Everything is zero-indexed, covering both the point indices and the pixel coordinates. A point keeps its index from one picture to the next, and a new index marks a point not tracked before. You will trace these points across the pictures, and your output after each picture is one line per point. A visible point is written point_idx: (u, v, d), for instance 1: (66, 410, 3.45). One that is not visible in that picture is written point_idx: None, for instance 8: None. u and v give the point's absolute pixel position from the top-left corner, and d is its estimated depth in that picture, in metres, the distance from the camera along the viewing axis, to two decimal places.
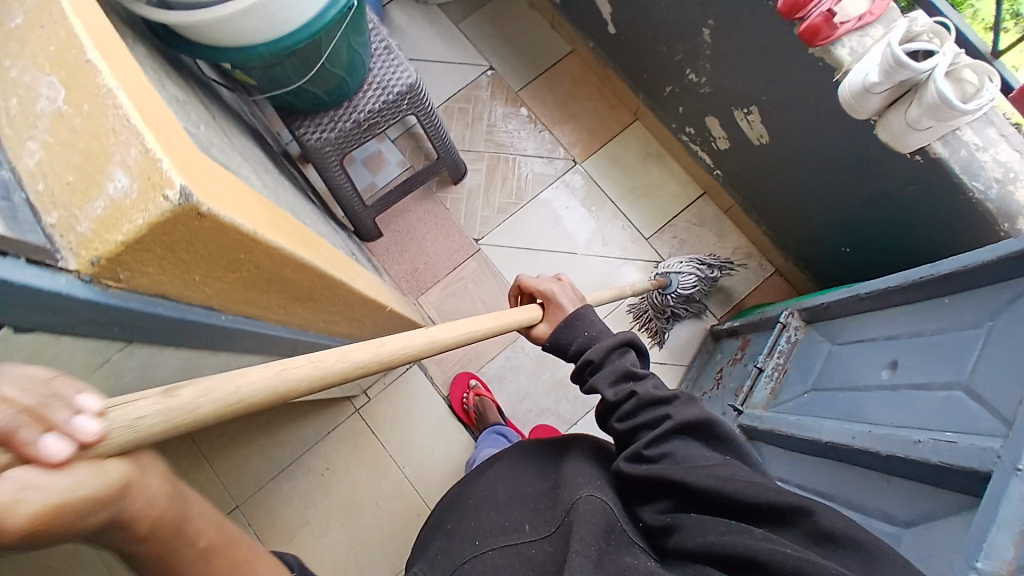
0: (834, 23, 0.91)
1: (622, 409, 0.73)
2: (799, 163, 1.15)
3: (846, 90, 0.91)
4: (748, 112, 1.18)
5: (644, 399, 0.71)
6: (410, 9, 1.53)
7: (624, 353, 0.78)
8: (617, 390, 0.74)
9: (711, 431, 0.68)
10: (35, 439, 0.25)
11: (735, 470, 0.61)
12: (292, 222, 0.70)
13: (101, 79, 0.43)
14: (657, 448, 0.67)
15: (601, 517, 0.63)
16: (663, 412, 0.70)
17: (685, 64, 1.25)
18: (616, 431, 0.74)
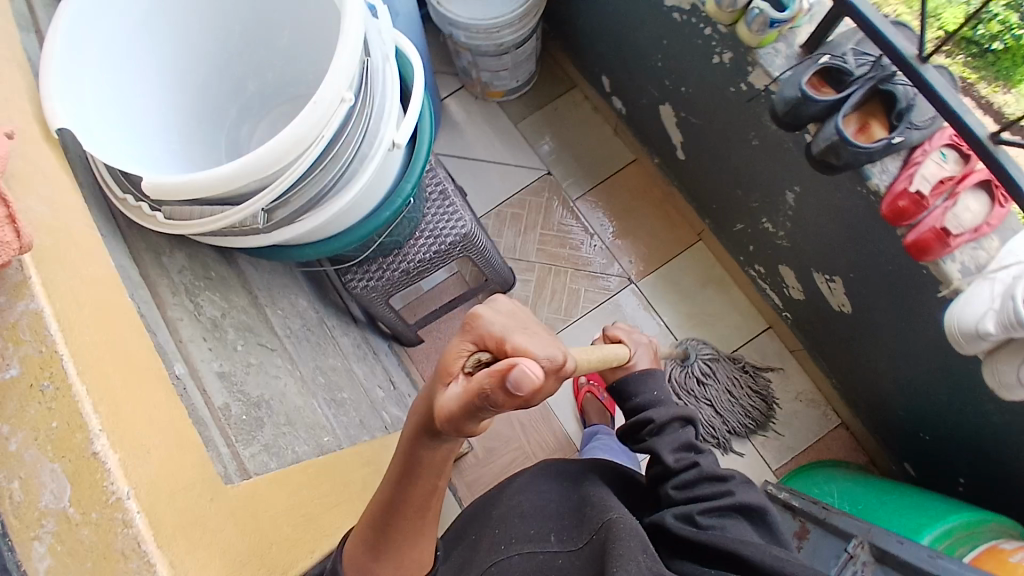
0: (950, 243, 0.81)
1: (680, 479, 0.78)
2: (881, 340, 1.05)
3: (953, 322, 0.83)
4: (829, 279, 1.09)
5: (704, 473, 0.78)
6: (470, 106, 1.53)
7: (685, 427, 0.84)
8: (678, 457, 0.80)
9: (757, 524, 0.75)
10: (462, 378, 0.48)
11: (789, 556, 0.67)
12: (311, 477, 0.65)
13: (111, 485, 0.42)
14: (710, 517, 0.73)
15: (634, 534, 0.66)
16: (725, 488, 0.77)
17: (760, 212, 1.16)
18: (665, 496, 0.79)
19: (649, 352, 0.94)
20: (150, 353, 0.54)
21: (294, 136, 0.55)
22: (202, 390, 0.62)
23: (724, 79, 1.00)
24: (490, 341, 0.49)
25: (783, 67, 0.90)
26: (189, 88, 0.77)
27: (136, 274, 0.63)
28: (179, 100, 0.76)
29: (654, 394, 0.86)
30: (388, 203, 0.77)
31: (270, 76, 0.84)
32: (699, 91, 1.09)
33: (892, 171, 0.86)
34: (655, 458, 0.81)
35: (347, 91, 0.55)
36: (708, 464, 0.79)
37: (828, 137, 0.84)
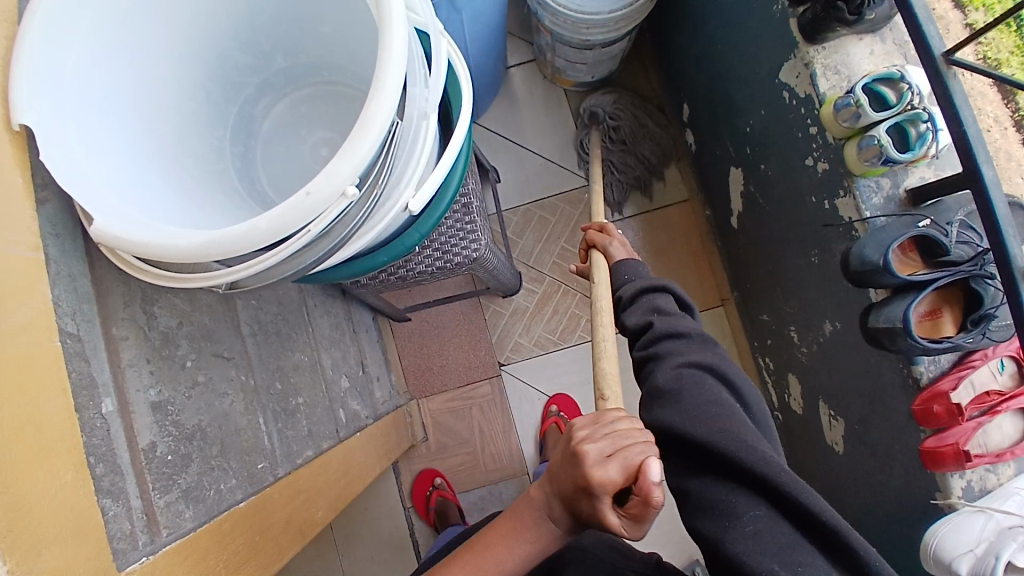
0: (965, 466, 0.74)
1: (640, 338, 0.73)
2: (859, 495, 1.00)
3: (930, 541, 0.79)
4: (833, 417, 1.02)
5: (660, 331, 0.71)
6: (534, 83, 1.37)
7: (658, 294, 0.76)
8: (641, 319, 0.74)
9: (716, 378, 0.68)
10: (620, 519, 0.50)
11: (731, 420, 0.62)
12: (218, 539, 0.62)
13: None
14: (662, 382, 0.67)
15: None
16: (674, 348, 0.70)
17: (791, 320, 1.07)
18: (631, 358, 0.74)
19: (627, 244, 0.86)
20: (66, 413, 0.49)
21: (274, 225, 0.45)
22: (130, 429, 0.57)
23: (810, 187, 0.87)
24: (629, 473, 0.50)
25: (878, 209, 0.78)
26: (201, 65, 0.68)
27: (87, 284, 0.56)
28: (184, 75, 0.66)
29: (626, 274, 0.80)
30: (388, 248, 0.67)
31: (302, 56, 0.75)
32: (777, 180, 0.96)
33: (943, 365, 0.78)
34: (624, 329, 0.76)
35: (352, 187, 0.45)
36: (669, 323, 0.72)
37: (890, 319, 0.74)
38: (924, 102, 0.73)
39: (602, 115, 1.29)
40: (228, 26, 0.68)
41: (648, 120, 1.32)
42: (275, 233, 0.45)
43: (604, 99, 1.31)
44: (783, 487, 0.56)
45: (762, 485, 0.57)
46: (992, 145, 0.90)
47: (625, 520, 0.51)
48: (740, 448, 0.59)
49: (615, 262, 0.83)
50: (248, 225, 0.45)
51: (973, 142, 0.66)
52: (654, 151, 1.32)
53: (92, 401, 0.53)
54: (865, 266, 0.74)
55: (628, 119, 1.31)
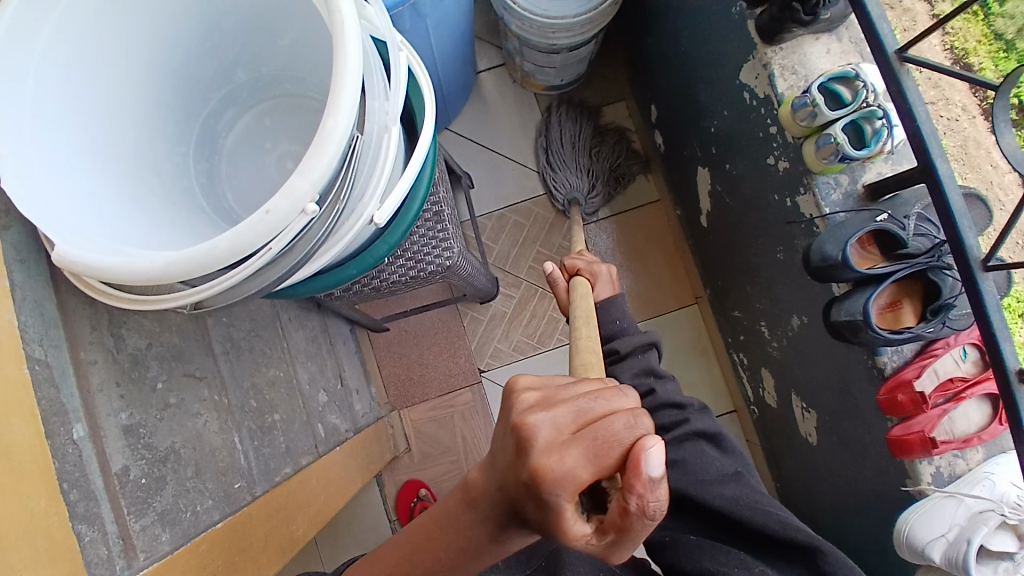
0: (932, 452, 0.76)
1: (637, 405, 0.77)
2: (834, 483, 1.02)
3: (903, 528, 0.81)
4: (805, 408, 1.04)
5: (662, 401, 0.76)
6: (504, 90, 1.38)
7: (648, 351, 0.81)
8: (637, 383, 0.78)
9: (718, 448, 0.75)
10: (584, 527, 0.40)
11: (742, 488, 0.69)
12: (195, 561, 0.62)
13: None
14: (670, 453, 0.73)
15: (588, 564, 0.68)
16: (681, 417, 0.75)
17: (762, 315, 1.09)
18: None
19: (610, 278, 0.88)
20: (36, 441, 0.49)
21: (235, 245, 0.45)
22: (101, 452, 0.56)
23: (774, 184, 0.89)
24: (603, 465, 0.38)
25: (837, 205, 0.80)
26: (162, 85, 0.67)
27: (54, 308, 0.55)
28: (145, 94, 0.66)
29: (617, 322, 0.83)
30: (356, 261, 0.67)
31: (264, 69, 0.75)
32: (742, 178, 0.98)
33: (906, 354, 0.80)
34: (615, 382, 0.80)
35: (312, 204, 0.46)
36: (666, 389, 0.78)
37: (852, 312, 0.76)
38: (878, 99, 0.75)
39: (582, 194, 1.29)
40: (188, 44, 0.68)
41: (558, 134, 1.30)
42: (237, 253, 0.45)
43: (556, 187, 1.30)
44: (799, 544, 0.64)
45: (777, 543, 0.65)
46: (961, 133, 0.94)
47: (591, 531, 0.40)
48: (756, 514, 0.66)
49: (601, 299, 0.86)
50: (208, 246, 0.45)
51: (927, 139, 0.69)
52: (615, 152, 1.33)
53: (63, 426, 0.53)
54: (826, 262, 0.76)
55: (580, 155, 1.30)
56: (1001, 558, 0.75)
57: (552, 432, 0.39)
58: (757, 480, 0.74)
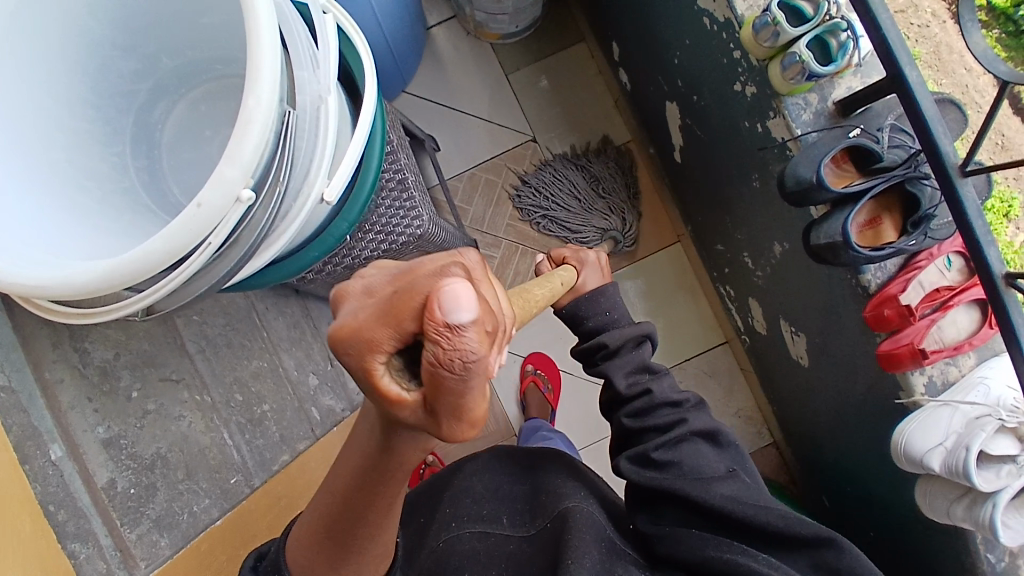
0: (922, 363, 0.76)
1: (631, 406, 0.73)
2: (828, 403, 1.03)
3: (899, 441, 0.82)
4: (794, 333, 1.04)
5: (657, 401, 0.72)
6: (458, 43, 1.31)
7: (640, 346, 0.76)
8: (632, 382, 0.74)
9: (716, 446, 0.70)
10: (400, 391, 0.29)
11: (741, 488, 0.66)
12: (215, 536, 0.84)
13: None
14: (665, 453, 0.68)
15: (591, 524, 0.62)
16: (678, 416, 0.71)
17: (744, 247, 1.07)
18: (619, 425, 0.75)
19: (598, 267, 0.83)
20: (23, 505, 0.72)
21: (171, 245, 0.43)
22: (85, 468, 0.81)
23: (742, 111, 0.86)
24: (401, 313, 0.27)
25: (808, 124, 0.77)
26: (81, 84, 0.63)
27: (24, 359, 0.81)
28: (66, 97, 0.62)
29: (607, 313, 0.78)
30: (319, 242, 0.64)
31: (191, 53, 0.70)
32: (711, 109, 0.94)
33: (889, 270, 0.79)
34: (608, 382, 0.75)
35: (246, 191, 0.43)
36: (662, 386, 0.74)
37: (830, 235, 0.74)
38: (841, 10, 0.72)
39: (618, 237, 1.28)
40: (104, 37, 0.63)
41: (557, 195, 1.29)
42: (176, 253, 0.43)
43: (588, 241, 1.28)
44: (804, 537, 0.61)
45: (780, 539, 0.61)
46: (933, 40, 0.90)
47: (413, 396, 0.29)
48: (756, 511, 0.62)
49: (588, 289, 0.80)
50: (145, 250, 0.43)
51: (893, 46, 0.66)
52: (616, 173, 1.30)
53: (39, 450, 0.77)
54: (801, 186, 0.74)
55: (589, 200, 1.29)
56: (1004, 461, 0.75)
57: (361, 294, 0.30)
58: (753, 475, 0.70)
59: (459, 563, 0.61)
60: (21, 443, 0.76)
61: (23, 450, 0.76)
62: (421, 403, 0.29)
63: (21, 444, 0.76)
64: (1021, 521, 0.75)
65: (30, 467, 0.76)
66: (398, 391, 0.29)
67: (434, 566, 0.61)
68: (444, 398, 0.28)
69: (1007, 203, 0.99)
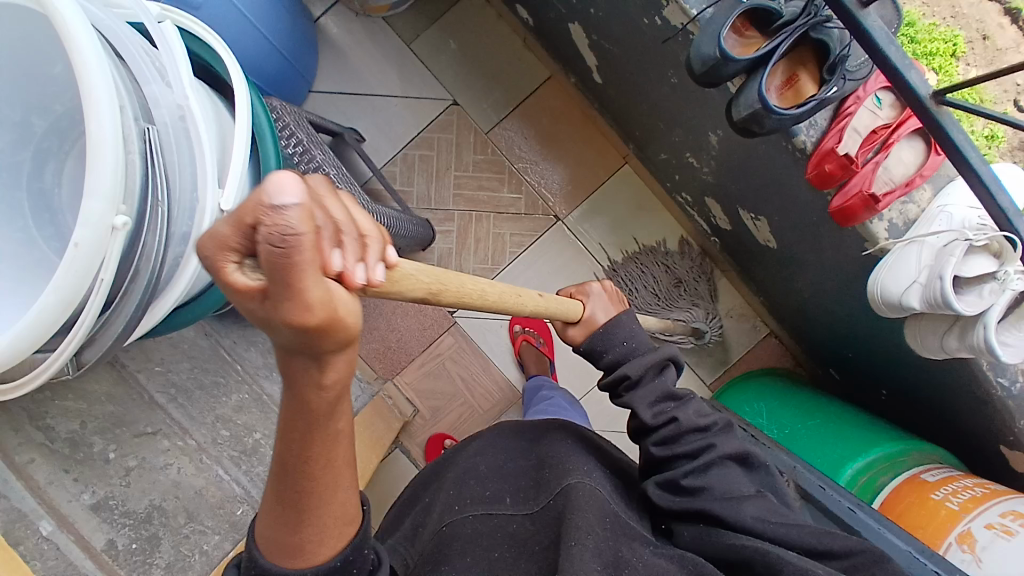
0: (877, 208, 0.75)
1: (660, 434, 0.68)
2: (805, 275, 1.03)
3: (877, 290, 0.82)
4: (755, 219, 1.03)
5: (686, 428, 0.68)
6: (351, 26, 1.27)
7: (663, 371, 0.71)
8: (657, 412, 0.69)
9: (742, 470, 0.67)
10: (240, 279, 0.23)
11: (775, 509, 0.63)
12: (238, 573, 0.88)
13: None
14: (695, 479, 0.65)
15: (595, 502, 0.60)
16: (706, 442, 0.67)
17: (685, 148, 1.05)
18: (646, 454, 0.70)
19: (605, 296, 0.78)
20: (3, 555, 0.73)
21: (63, 293, 0.41)
22: (79, 536, 0.81)
23: (638, 9, 0.83)
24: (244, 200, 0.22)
25: (701, 2, 0.74)
26: None
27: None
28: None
29: (625, 343, 0.72)
30: None
31: (61, 106, 0.64)
32: (609, 17, 0.92)
33: (821, 124, 0.78)
34: (633, 413, 0.70)
35: (121, 218, 0.42)
36: (688, 414, 0.69)
37: (750, 104, 0.72)
38: None
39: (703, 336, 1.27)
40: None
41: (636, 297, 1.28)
42: (71, 299, 0.42)
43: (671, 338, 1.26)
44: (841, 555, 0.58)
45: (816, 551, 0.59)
46: None
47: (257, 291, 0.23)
48: (791, 531, 0.60)
49: (601, 322, 0.74)
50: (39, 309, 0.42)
51: None
52: (697, 270, 1.29)
53: (30, 529, 0.78)
54: (706, 65, 0.72)
55: (671, 296, 1.28)
56: (983, 280, 0.72)
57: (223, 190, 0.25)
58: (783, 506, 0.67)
59: (462, 546, 0.59)
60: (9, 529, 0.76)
61: (12, 536, 0.78)
62: (265, 299, 0.24)
63: (11, 531, 0.77)
64: (1019, 336, 0.74)
65: (23, 547, 0.76)
66: (239, 283, 0.23)
67: (434, 551, 0.59)
68: (279, 289, 0.23)
69: (951, 43, 1.08)
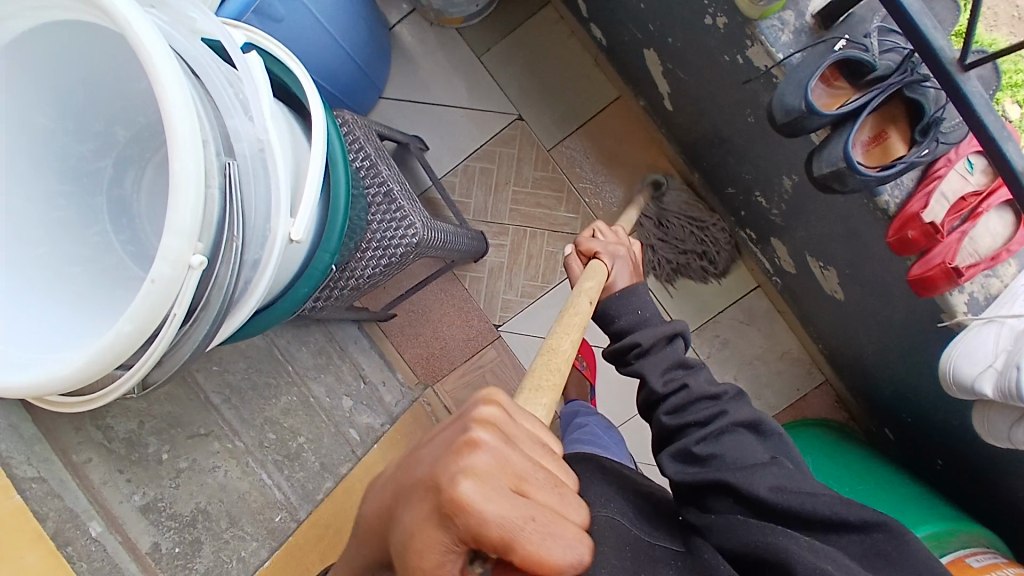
0: (959, 282, 0.69)
1: (669, 403, 0.72)
2: (870, 331, 0.97)
3: (947, 367, 0.76)
4: (823, 267, 0.98)
5: (695, 394, 0.71)
6: (425, 36, 1.29)
7: (672, 343, 0.77)
8: (667, 379, 0.73)
9: (755, 436, 0.67)
10: None
11: (793, 478, 0.61)
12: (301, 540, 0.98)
13: None
14: (707, 447, 0.65)
15: (614, 532, 0.53)
16: (718, 408, 0.69)
17: (754, 187, 1.01)
18: (658, 425, 0.72)
19: (628, 263, 0.85)
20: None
21: (138, 323, 0.44)
22: (127, 537, 0.91)
23: (718, 45, 0.80)
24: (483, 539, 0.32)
25: (789, 46, 0.70)
26: None
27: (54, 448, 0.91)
28: (37, 196, 0.59)
29: (638, 312, 0.79)
30: (305, 278, 0.65)
31: (143, 118, 0.67)
32: (687, 49, 0.89)
33: (907, 186, 0.73)
34: (644, 382, 0.75)
35: (196, 255, 0.44)
36: (699, 381, 0.72)
37: (833, 161, 0.68)
38: None
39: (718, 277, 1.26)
40: (51, 126, 0.60)
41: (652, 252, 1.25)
42: (145, 330, 0.44)
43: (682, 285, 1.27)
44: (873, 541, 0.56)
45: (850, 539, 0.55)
46: None
47: None
48: (807, 499, 0.58)
49: (618, 288, 0.82)
50: (114, 336, 0.44)
51: None
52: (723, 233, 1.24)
53: (80, 530, 0.87)
54: (790, 115, 0.68)
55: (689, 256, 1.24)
56: None
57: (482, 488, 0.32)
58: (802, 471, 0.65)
59: None
60: (61, 529, 0.86)
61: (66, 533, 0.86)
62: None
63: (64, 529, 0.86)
64: None
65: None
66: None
67: None
68: None
69: None
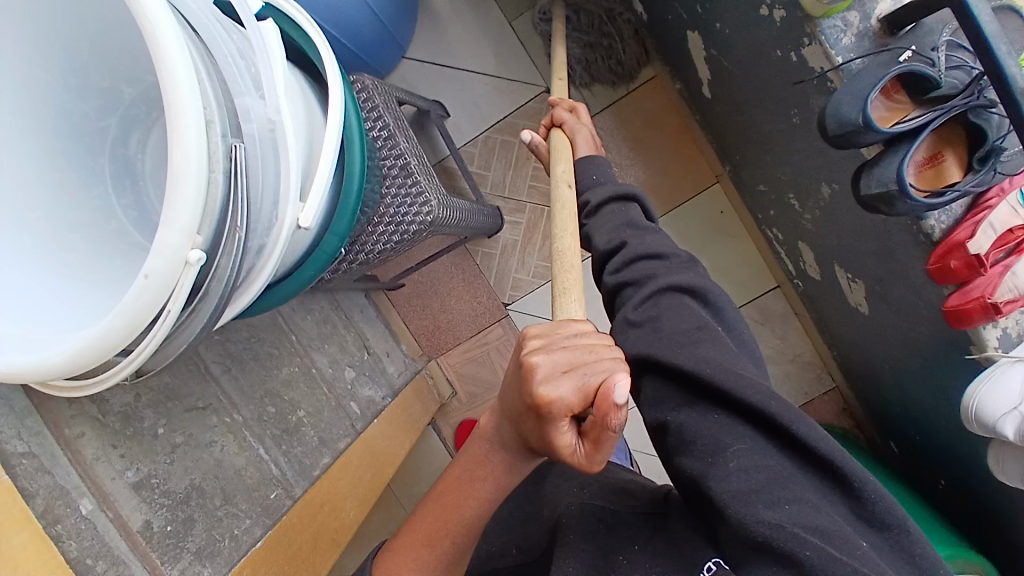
0: (995, 317, 0.65)
1: (612, 261, 0.67)
2: (892, 349, 0.93)
3: (970, 402, 0.73)
4: (851, 279, 0.94)
5: (638, 251, 0.66)
6: None
7: (626, 205, 0.71)
8: (611, 237, 0.68)
9: (698, 301, 0.62)
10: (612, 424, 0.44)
11: (736, 360, 0.56)
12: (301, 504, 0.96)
13: None
14: (643, 311, 0.61)
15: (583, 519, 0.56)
16: (654, 270, 0.64)
17: (788, 188, 0.96)
18: (603, 287, 0.68)
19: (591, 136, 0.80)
20: (8, 492, 0.54)
21: (130, 318, 0.41)
22: None
23: (771, 40, 0.74)
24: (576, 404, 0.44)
25: (850, 50, 0.65)
26: None
27: None
28: (36, 156, 0.56)
29: (594, 180, 0.75)
30: (312, 260, 0.62)
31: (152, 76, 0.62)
32: (735, 38, 0.83)
33: (955, 212, 0.68)
34: (591, 243, 0.71)
35: (194, 251, 0.41)
36: (644, 240, 0.67)
37: (884, 180, 0.63)
38: None
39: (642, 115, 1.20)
40: (52, 81, 0.56)
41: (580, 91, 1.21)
42: (137, 325, 0.42)
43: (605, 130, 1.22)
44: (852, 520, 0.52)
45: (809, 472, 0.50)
46: None
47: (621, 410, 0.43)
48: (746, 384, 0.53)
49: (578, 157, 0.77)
50: (106, 329, 0.42)
51: None
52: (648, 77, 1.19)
53: None
54: (844, 128, 0.63)
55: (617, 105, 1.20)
56: None
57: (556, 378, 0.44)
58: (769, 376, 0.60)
59: None
60: None
61: None
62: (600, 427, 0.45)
63: None
64: None
65: (59, 527, 0.57)
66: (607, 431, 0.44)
67: None
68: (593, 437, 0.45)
69: None
